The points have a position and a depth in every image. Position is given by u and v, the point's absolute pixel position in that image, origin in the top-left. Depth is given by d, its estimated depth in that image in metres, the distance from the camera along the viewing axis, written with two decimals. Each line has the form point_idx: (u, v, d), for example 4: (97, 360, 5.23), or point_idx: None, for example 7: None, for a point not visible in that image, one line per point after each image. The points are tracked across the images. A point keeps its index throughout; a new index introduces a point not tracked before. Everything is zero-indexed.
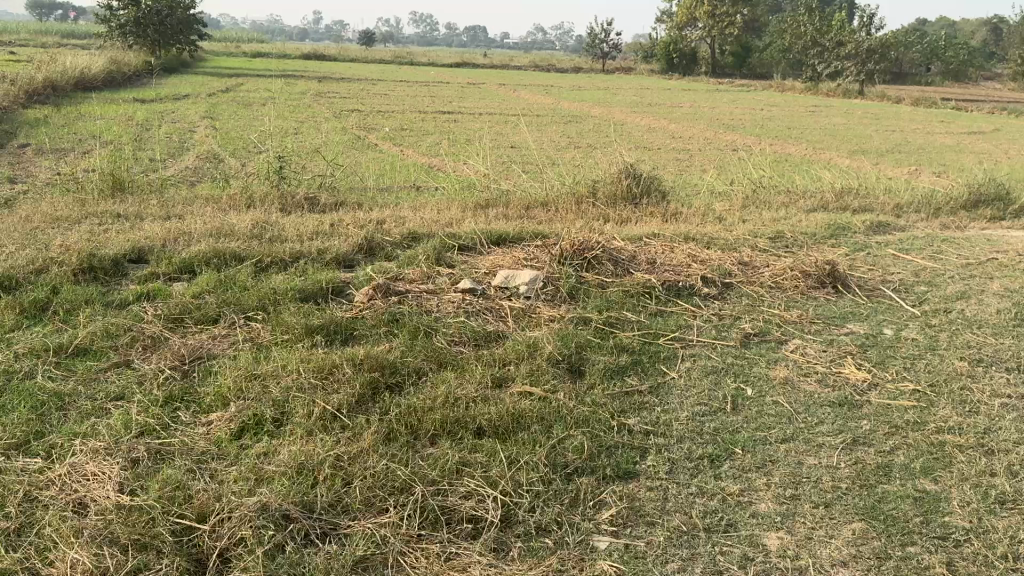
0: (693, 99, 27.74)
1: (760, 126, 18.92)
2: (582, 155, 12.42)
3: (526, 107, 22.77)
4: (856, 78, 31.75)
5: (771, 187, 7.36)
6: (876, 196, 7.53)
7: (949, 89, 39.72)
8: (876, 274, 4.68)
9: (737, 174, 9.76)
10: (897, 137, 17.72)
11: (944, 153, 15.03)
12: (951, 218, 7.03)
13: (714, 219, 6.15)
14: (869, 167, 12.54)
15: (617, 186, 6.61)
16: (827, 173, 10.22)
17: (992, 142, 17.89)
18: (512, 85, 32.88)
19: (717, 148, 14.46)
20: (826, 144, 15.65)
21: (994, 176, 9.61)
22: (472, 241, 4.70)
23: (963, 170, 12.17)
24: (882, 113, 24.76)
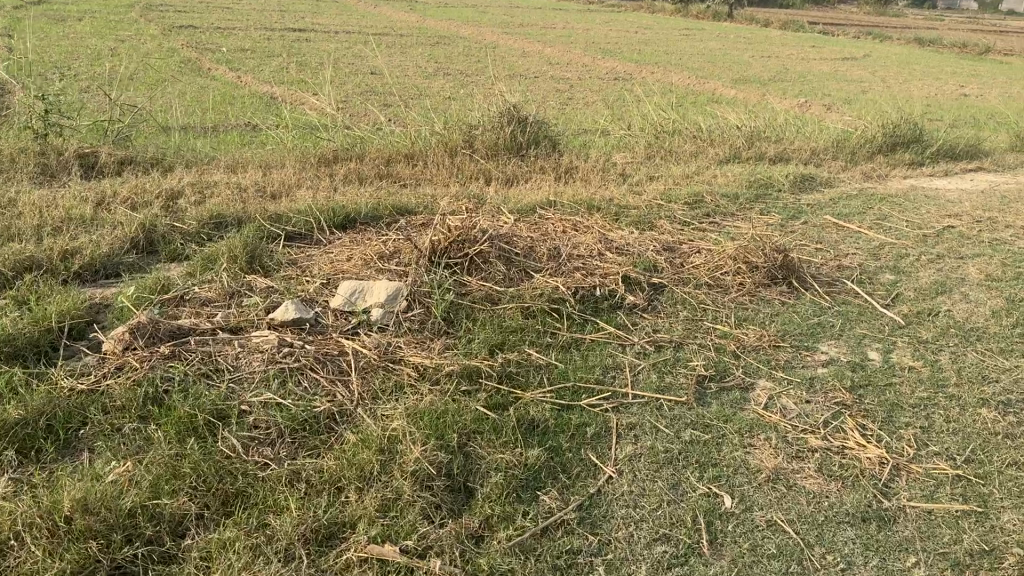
0: (565, 20, 26.45)
1: (638, 51, 17.93)
2: (451, 86, 11.07)
3: (389, 26, 20.89)
4: (725, 1, 31.35)
5: (675, 130, 6.33)
6: (787, 138, 6.66)
7: (811, 13, 40.22)
8: (828, 257, 3.72)
9: (628, 113, 8.71)
10: (776, 64, 17.20)
11: (825, 81, 14.55)
12: (872, 166, 6.24)
13: (617, 177, 5.06)
14: (756, 99, 11.82)
15: (497, 134, 5.40)
16: (720, 111, 9.33)
17: (866, 68, 17.67)
18: (374, 1, 30.53)
19: (597, 77, 13.38)
20: (707, 72, 14.87)
21: (893, 115, 8.99)
22: (308, 225, 3.39)
23: (849, 104, 11.63)
24: (755, 37, 24.35)
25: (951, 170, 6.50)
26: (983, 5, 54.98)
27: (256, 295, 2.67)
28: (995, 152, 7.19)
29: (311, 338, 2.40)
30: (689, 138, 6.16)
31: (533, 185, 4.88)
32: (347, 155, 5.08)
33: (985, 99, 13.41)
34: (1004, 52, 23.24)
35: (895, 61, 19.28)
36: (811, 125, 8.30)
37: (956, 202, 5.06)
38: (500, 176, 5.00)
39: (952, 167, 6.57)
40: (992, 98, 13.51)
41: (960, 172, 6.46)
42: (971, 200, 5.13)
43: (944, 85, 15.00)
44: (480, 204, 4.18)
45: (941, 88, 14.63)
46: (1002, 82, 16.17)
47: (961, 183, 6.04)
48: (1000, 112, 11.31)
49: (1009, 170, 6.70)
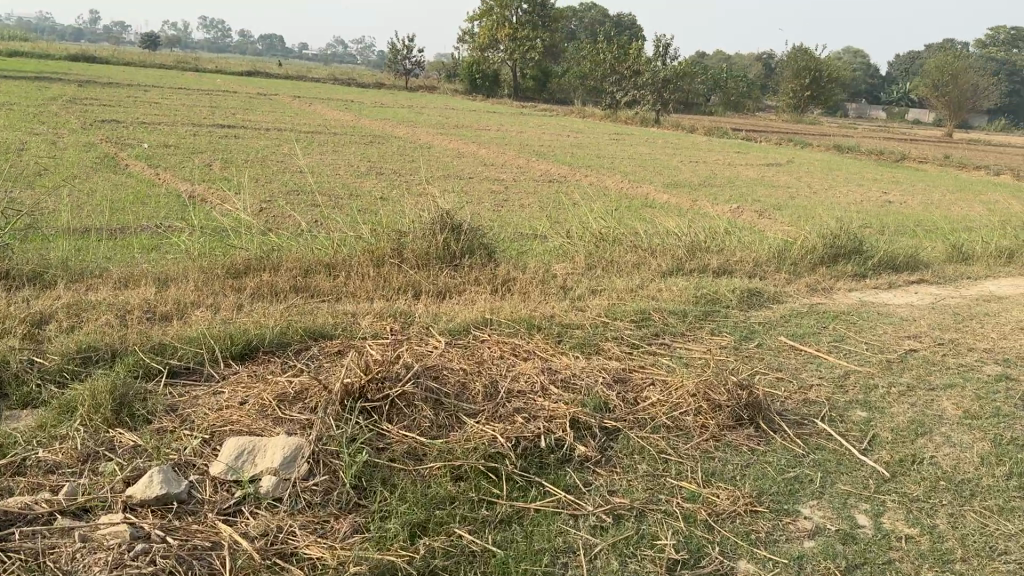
0: (498, 122, 26.80)
1: (571, 154, 18.09)
2: (382, 186, 10.78)
3: (322, 124, 20.77)
4: (653, 107, 32.48)
5: (616, 238, 6.05)
6: (729, 246, 6.46)
7: (732, 120, 42.05)
8: (792, 387, 3.36)
9: (563, 221, 8.51)
10: (705, 168, 17.56)
11: (754, 187, 14.81)
12: (817, 279, 6.04)
13: (557, 290, 4.70)
14: (690, 204, 11.83)
15: (428, 241, 5.00)
16: (658, 218, 9.20)
17: (791, 173, 18.17)
18: (308, 99, 30.61)
19: (531, 179, 13.30)
20: (639, 176, 14.99)
21: (826, 226, 9.01)
22: (197, 357, 2.93)
23: (780, 211, 11.73)
24: (682, 143, 25.04)
25: (894, 282, 6.37)
26: (890, 116, 58.59)
27: (117, 459, 2.16)
28: (932, 263, 7.13)
29: (178, 524, 1.90)
30: (630, 249, 5.88)
31: (467, 300, 4.46)
32: (259, 265, 4.61)
33: (908, 206, 13.76)
34: (917, 161, 24.35)
35: (818, 168, 19.93)
36: (750, 234, 8.19)
37: (909, 319, 4.85)
38: (430, 288, 4.57)
39: (895, 279, 6.43)
40: (914, 205, 13.87)
41: (903, 285, 6.33)
42: (924, 317, 4.92)
43: (868, 192, 15.42)
44: (407, 324, 3.72)
45: (865, 195, 15.03)
46: (920, 189, 16.75)
47: (907, 297, 5.88)
48: (925, 220, 11.54)
49: (949, 283, 6.61)
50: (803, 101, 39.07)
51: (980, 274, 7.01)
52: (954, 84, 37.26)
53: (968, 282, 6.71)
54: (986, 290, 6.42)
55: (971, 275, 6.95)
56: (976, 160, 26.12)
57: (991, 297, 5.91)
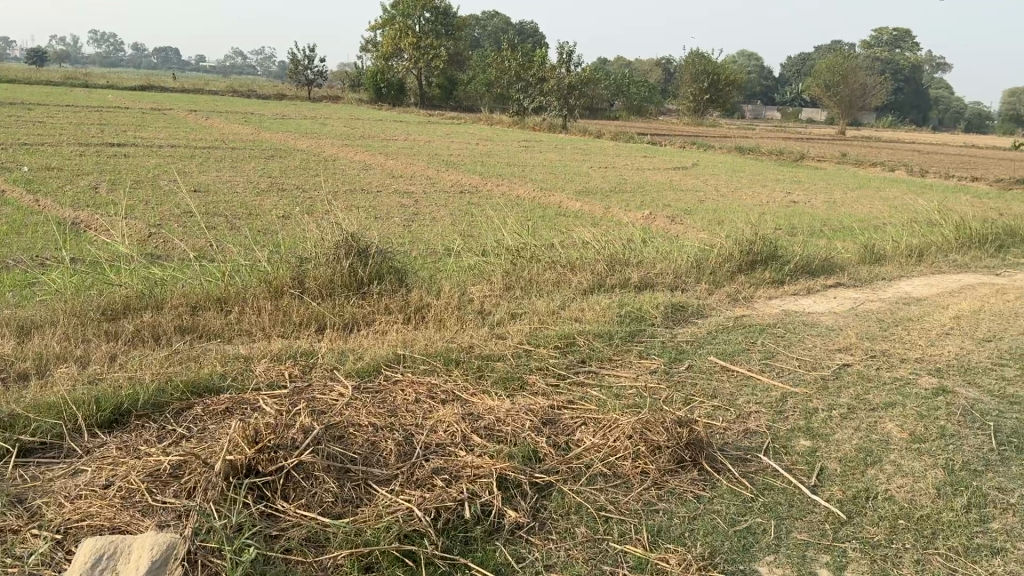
0: (404, 132, 26.31)
1: (480, 163, 17.82)
2: (284, 203, 10.25)
3: (220, 138, 19.89)
4: (559, 113, 32.59)
5: (533, 254, 5.79)
6: (649, 256, 6.28)
7: (637, 124, 42.71)
8: (731, 416, 3.14)
9: (476, 237, 8.20)
10: (615, 174, 17.58)
11: (664, 192, 14.86)
12: (738, 288, 5.92)
13: (474, 316, 4.39)
14: (603, 212, 11.71)
15: (331, 267, 4.61)
16: (572, 229, 9.00)
17: (698, 176, 18.40)
18: (205, 112, 29.41)
19: (441, 190, 12.95)
20: (551, 184, 14.84)
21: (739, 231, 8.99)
22: (56, 429, 2.50)
23: (691, 216, 11.73)
24: (590, 148, 25.13)
25: (813, 288, 6.32)
26: (786, 116, 60.76)
27: None
28: (847, 266, 7.14)
29: None
30: (549, 265, 5.62)
31: (377, 332, 4.10)
32: (140, 304, 4.13)
33: (813, 205, 14.03)
34: (816, 160, 25.12)
35: (723, 170, 20.28)
36: (667, 242, 8.06)
37: (835, 328, 4.74)
38: (336, 320, 4.19)
39: (813, 284, 6.39)
40: (818, 205, 14.16)
41: (822, 290, 6.29)
42: (849, 326, 4.83)
43: (773, 193, 15.72)
44: (309, 367, 3.34)
45: (771, 195, 15.28)
46: (822, 188, 17.19)
47: (828, 303, 5.82)
48: (831, 220, 11.75)
49: (865, 285, 6.61)
50: (704, 103, 39.99)
51: (893, 274, 7.06)
52: (845, 84, 38.79)
53: (883, 284, 6.73)
54: (901, 291, 6.44)
55: (884, 276, 6.98)
56: (870, 157, 27.15)
57: (908, 300, 5.91)
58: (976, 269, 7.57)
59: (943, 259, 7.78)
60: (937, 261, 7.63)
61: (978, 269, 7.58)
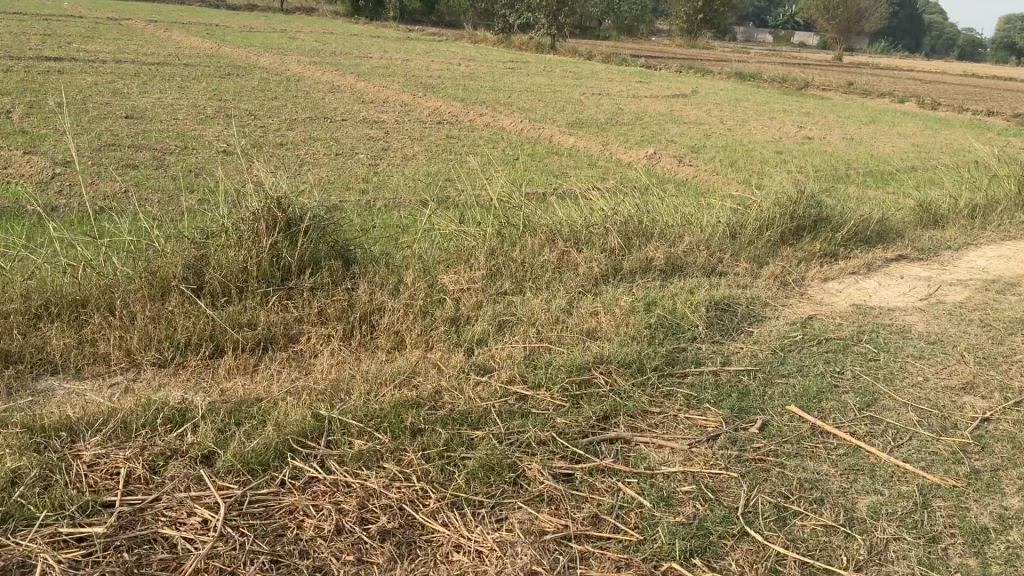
0: (380, 49, 24.49)
1: (461, 87, 16.24)
2: (231, 134, 8.82)
3: (176, 53, 18.12)
4: (547, 32, 30.64)
5: (525, 219, 4.48)
6: (669, 219, 5.00)
7: (626, 45, 40.75)
8: (858, 554, 1.92)
9: (453, 194, 6.88)
10: (609, 102, 16.12)
11: (664, 124, 13.45)
12: (785, 269, 4.67)
13: (443, 327, 3.11)
14: (600, 152, 10.35)
15: (245, 250, 3.30)
16: (567, 185, 7.70)
17: (697, 105, 16.99)
18: (167, 23, 27.28)
19: (417, 120, 11.51)
20: (539, 114, 13.37)
21: (762, 190, 7.73)
22: None
23: (699, 157, 10.39)
24: (580, 71, 23.43)
25: (872, 264, 5.09)
26: (779, 40, 58.60)
27: None
28: (903, 231, 5.89)
29: None
30: (545, 239, 4.33)
31: (302, 363, 2.83)
32: None
33: (830, 142, 12.70)
34: (820, 89, 23.57)
35: (723, 98, 18.83)
36: (683, 200, 6.79)
37: (934, 337, 3.52)
38: (243, 338, 2.91)
39: (871, 259, 5.16)
40: (835, 142, 12.81)
41: (883, 268, 5.06)
42: (951, 331, 3.60)
43: (782, 126, 14.36)
44: (170, 448, 2.07)
45: (781, 130, 13.90)
46: (834, 122, 15.79)
47: (899, 289, 4.59)
48: (855, 165, 10.45)
49: (933, 259, 5.38)
50: (697, 25, 37.91)
51: (959, 240, 5.83)
52: (844, 7, 36.84)
53: (952, 255, 5.50)
54: (978, 267, 5.23)
55: (950, 245, 5.74)
56: (874, 86, 25.69)
57: (998, 283, 4.69)
58: None
59: (1009, 219, 6.56)
60: (1007, 222, 6.40)
61: None
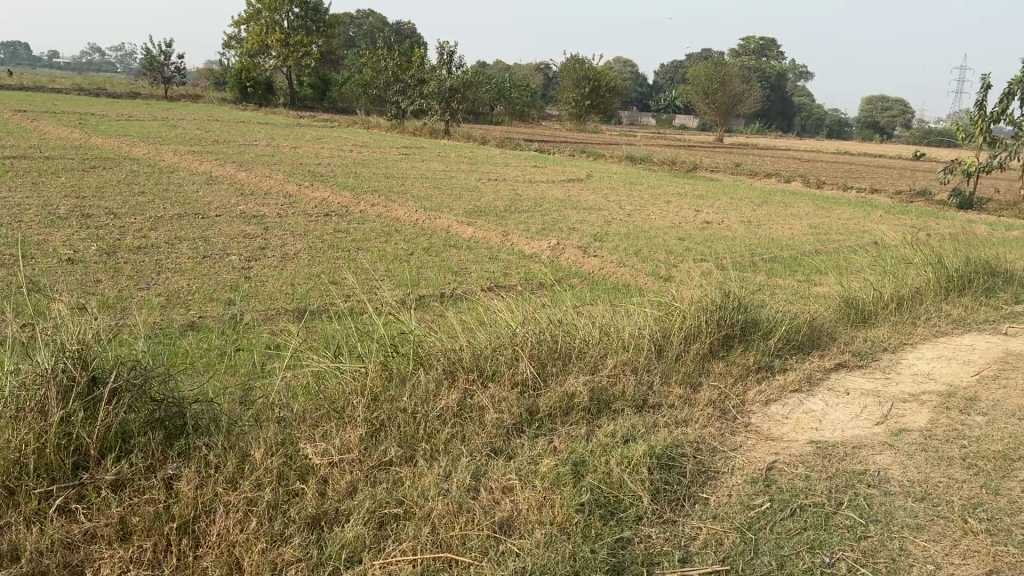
0: (268, 136, 23.69)
1: (352, 175, 15.54)
2: (81, 238, 7.77)
3: (39, 144, 16.78)
4: (440, 118, 30.62)
5: (418, 344, 3.69)
6: (587, 332, 4.30)
7: (520, 129, 41.33)
8: None
9: (337, 303, 6.04)
10: (506, 187, 15.77)
11: (564, 210, 13.04)
12: (724, 394, 4.04)
13: (299, 532, 2.27)
14: (500, 243, 9.73)
15: (21, 431, 2.41)
16: (466, 286, 6.97)
17: (594, 189, 16.86)
18: (36, 112, 25.72)
19: (301, 212, 10.66)
20: (434, 202, 12.74)
21: (673, 291, 7.24)
22: None
23: (603, 246, 9.92)
24: (475, 156, 23.14)
25: (811, 379, 4.54)
26: (664, 122, 61.06)
27: None
28: (833, 332, 5.42)
29: None
30: (444, 372, 3.54)
31: None
32: None
33: (730, 226, 12.55)
34: (709, 170, 24.04)
35: (619, 182, 18.85)
36: (593, 306, 6.16)
37: (919, 487, 2.91)
38: None
39: (810, 373, 4.60)
40: (735, 225, 12.67)
41: (825, 384, 4.50)
42: (936, 477, 3.00)
43: (681, 210, 14.27)
44: None
45: (680, 214, 13.73)
46: (730, 204, 15.83)
47: (849, 414, 4.02)
48: (759, 251, 10.21)
49: (874, 369, 4.88)
50: (586, 109, 38.79)
51: (893, 342, 5.40)
52: (723, 91, 38.57)
53: (891, 363, 5.02)
54: (922, 375, 4.75)
55: (885, 349, 5.28)
56: (759, 166, 26.59)
57: (954, 395, 4.19)
58: (982, 327, 6.02)
59: (934, 311, 6.23)
60: (933, 316, 6.05)
61: (982, 326, 6.04)
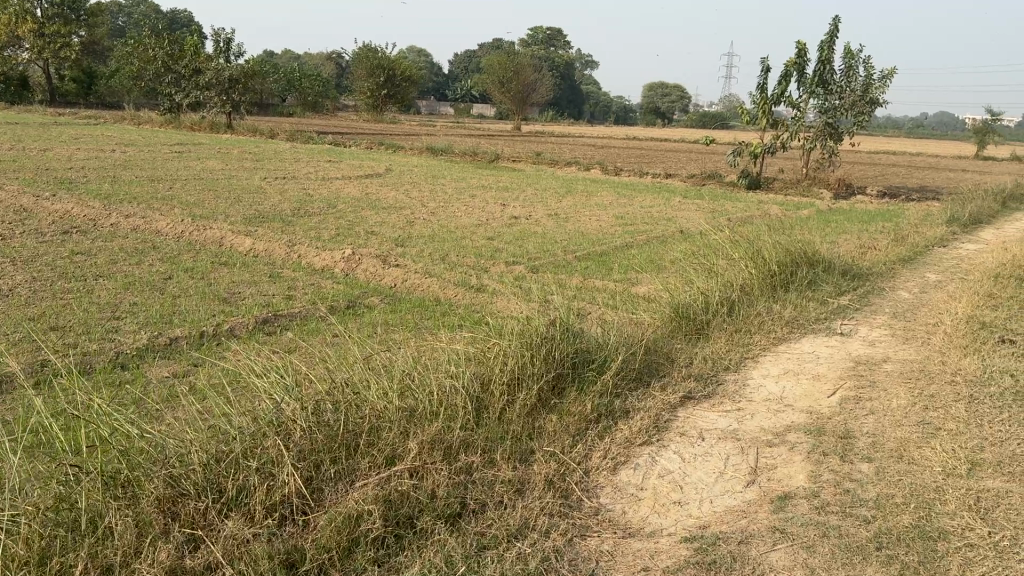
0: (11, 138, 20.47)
1: (110, 180, 13.44)
2: None
3: None
4: (222, 112, 28.16)
5: (122, 457, 2.49)
6: (382, 392, 3.22)
7: (313, 121, 39.27)
8: None
9: (51, 362, 4.55)
10: (295, 186, 14.30)
11: (360, 211, 11.84)
12: (563, 464, 3.11)
13: None
14: (283, 256, 8.38)
15: None
16: (233, 321, 5.64)
17: (393, 184, 15.76)
18: None
19: (33, 232, 8.72)
20: (207, 209, 11.05)
21: (486, 309, 6.30)
22: None
23: (404, 252, 8.87)
24: (261, 152, 21.17)
25: (659, 421, 3.72)
26: (461, 110, 60.84)
27: None
28: (671, 350, 4.68)
29: None
30: (157, 507, 2.35)
31: None
32: None
33: (538, 221, 11.90)
34: (511, 159, 23.56)
35: (420, 175, 17.87)
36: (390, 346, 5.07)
37: None
38: None
39: (657, 413, 3.78)
40: (543, 220, 12.02)
41: (675, 427, 3.69)
42: None
43: (485, 205, 13.52)
44: None
45: (486, 210, 12.90)
46: (535, 196, 15.21)
47: (713, 473, 3.21)
48: (571, 247, 9.59)
49: (722, 397, 4.15)
50: (383, 100, 37.38)
51: (735, 358, 4.75)
52: (517, 80, 38.67)
53: (738, 387, 4.32)
54: (777, 403, 4.09)
55: (728, 368, 4.60)
56: (558, 155, 26.58)
57: (823, 433, 3.52)
58: (816, 330, 5.58)
59: (765, 313, 5.72)
60: (767, 321, 5.53)
61: (816, 328, 5.60)
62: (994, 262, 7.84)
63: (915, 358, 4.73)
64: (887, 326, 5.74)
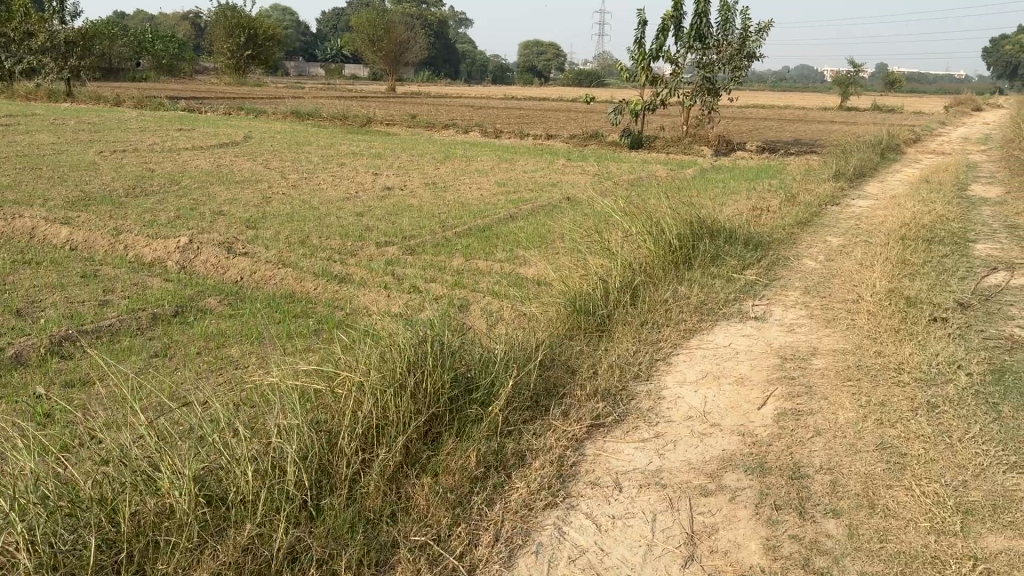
0: None
1: None
2: None
3: None
4: (60, 79, 25.43)
5: None
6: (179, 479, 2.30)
7: (169, 86, 36.29)
8: None
9: None
10: (137, 160, 12.71)
11: (210, 187, 10.49)
12: (437, 564, 2.28)
13: None
14: (107, 249, 7.07)
15: None
16: (20, 346, 4.46)
17: (252, 154, 14.34)
18: None
19: None
20: (23, 192, 9.48)
21: (349, 308, 5.35)
22: None
23: (257, 236, 7.73)
24: (102, 122, 19.03)
25: (564, 465, 2.91)
26: (332, 71, 58.16)
27: None
28: (570, 355, 3.87)
29: None
30: None
31: None
32: None
33: (413, 192, 10.89)
34: (384, 123, 22.23)
35: (283, 143, 16.45)
36: (220, 375, 4.05)
37: None
38: None
39: (561, 454, 2.97)
40: (418, 190, 11.02)
41: (583, 472, 2.88)
42: None
43: (354, 174, 12.39)
44: None
45: (355, 180, 11.77)
46: (410, 163, 14.16)
47: (638, 546, 2.41)
48: (449, 221, 8.67)
49: (636, 420, 3.36)
50: (245, 61, 34.97)
51: (643, 360, 4.00)
52: (388, 39, 36.91)
53: (654, 402, 3.54)
54: (702, 422, 3.33)
55: (638, 374, 3.84)
56: (434, 116, 25.41)
57: (768, 469, 2.81)
58: (727, 315, 4.91)
59: (670, 297, 5.00)
60: (674, 308, 4.81)
61: (727, 313, 4.93)
62: (894, 221, 7.45)
63: (846, 348, 4.12)
64: (801, 304, 5.15)
